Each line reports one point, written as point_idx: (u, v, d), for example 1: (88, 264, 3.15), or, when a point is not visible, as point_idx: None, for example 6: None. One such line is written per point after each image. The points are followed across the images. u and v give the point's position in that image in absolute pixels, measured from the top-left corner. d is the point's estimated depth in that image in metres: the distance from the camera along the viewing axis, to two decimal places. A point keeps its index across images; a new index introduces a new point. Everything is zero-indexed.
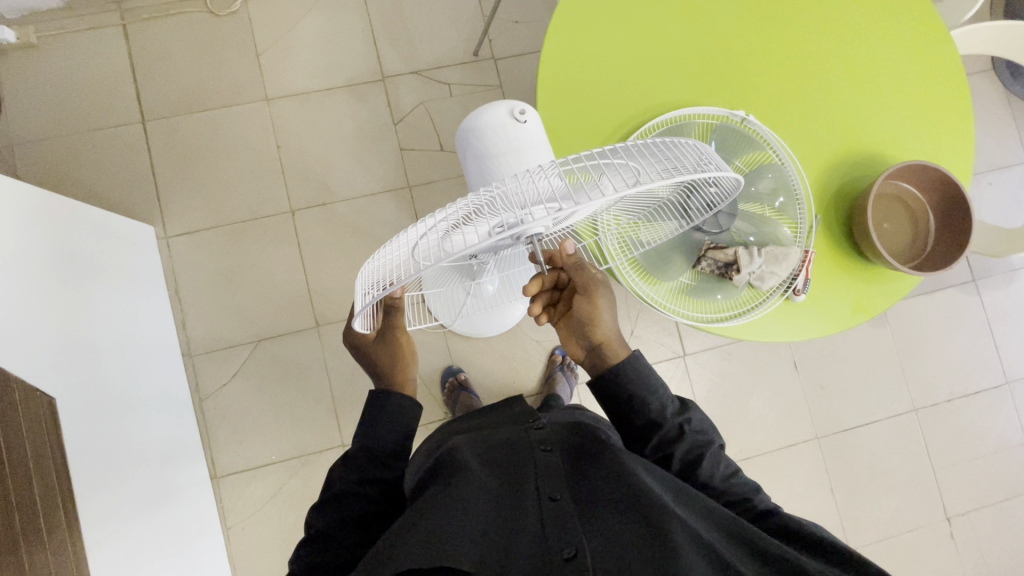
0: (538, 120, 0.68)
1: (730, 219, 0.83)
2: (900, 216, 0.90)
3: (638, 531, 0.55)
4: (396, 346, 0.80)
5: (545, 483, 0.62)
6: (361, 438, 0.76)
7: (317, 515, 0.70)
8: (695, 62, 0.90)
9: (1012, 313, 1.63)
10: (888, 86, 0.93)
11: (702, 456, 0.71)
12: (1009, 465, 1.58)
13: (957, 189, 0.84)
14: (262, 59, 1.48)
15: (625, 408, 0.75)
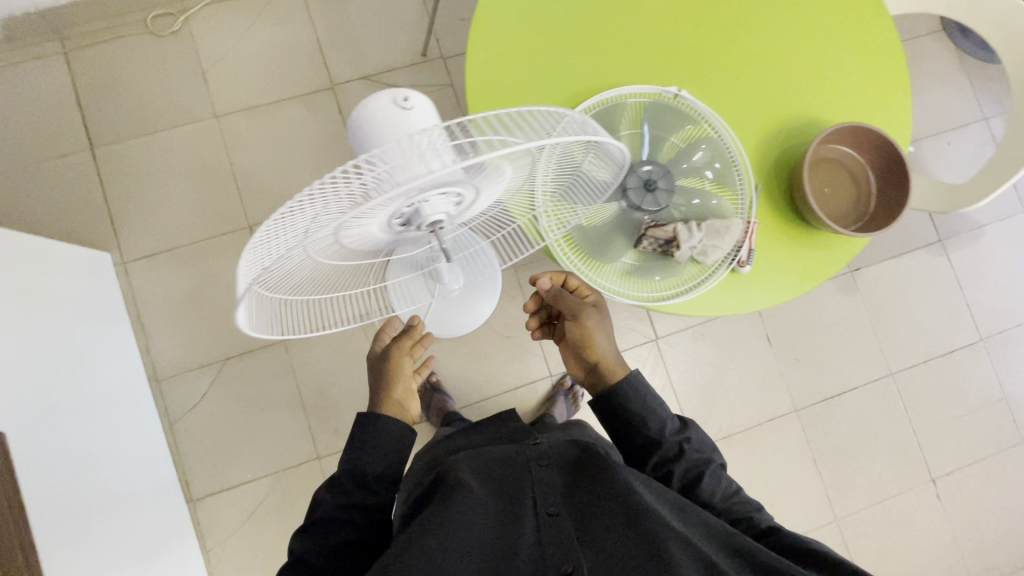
0: (425, 102, 0.51)
1: (669, 197, 0.83)
2: (843, 184, 0.90)
3: (636, 550, 0.61)
4: (398, 360, 0.87)
5: (542, 499, 0.68)
6: (347, 463, 0.78)
7: (303, 539, 0.73)
8: (624, 42, 0.89)
9: (981, 270, 1.63)
10: (822, 50, 0.92)
11: (702, 475, 0.74)
12: (991, 421, 1.58)
13: (903, 163, 0.85)
14: (209, 76, 1.46)
15: (622, 424, 0.78)
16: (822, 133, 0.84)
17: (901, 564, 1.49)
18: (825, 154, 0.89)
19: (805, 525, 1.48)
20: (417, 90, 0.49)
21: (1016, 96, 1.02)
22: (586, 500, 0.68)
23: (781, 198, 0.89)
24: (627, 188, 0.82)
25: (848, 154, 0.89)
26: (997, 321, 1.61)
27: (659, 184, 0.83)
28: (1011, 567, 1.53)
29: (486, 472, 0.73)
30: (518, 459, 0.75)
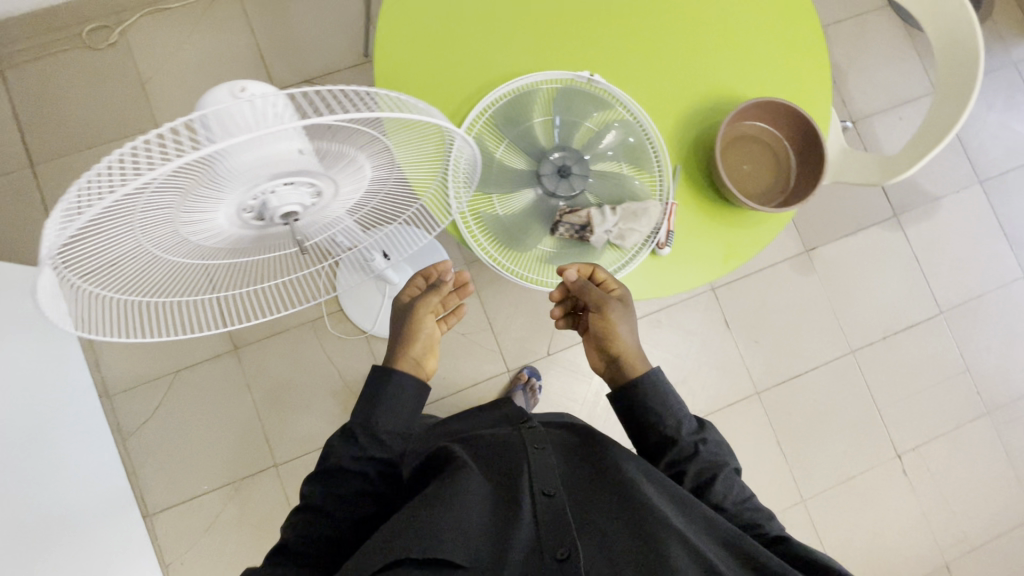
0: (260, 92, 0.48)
1: (583, 181, 0.84)
2: (767, 167, 0.89)
3: (637, 543, 0.62)
4: (419, 322, 0.81)
5: (539, 480, 0.68)
6: (362, 414, 0.74)
7: (313, 488, 0.72)
8: (536, 29, 0.88)
9: (938, 244, 1.62)
10: (739, 25, 0.91)
11: (714, 478, 0.72)
12: (955, 394, 1.57)
13: (823, 148, 0.84)
14: (148, 88, 1.45)
15: (637, 419, 0.76)
16: (745, 103, 0.83)
17: (870, 542, 1.49)
18: (752, 132, 0.88)
19: (774, 508, 1.47)
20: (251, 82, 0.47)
21: (939, 65, 1.02)
22: (586, 494, 0.69)
23: (702, 176, 0.88)
24: (542, 175, 0.84)
25: (776, 136, 0.88)
26: (957, 293, 1.61)
27: (573, 171, 0.84)
28: (981, 538, 1.52)
29: (486, 461, 0.74)
30: (516, 446, 0.75)
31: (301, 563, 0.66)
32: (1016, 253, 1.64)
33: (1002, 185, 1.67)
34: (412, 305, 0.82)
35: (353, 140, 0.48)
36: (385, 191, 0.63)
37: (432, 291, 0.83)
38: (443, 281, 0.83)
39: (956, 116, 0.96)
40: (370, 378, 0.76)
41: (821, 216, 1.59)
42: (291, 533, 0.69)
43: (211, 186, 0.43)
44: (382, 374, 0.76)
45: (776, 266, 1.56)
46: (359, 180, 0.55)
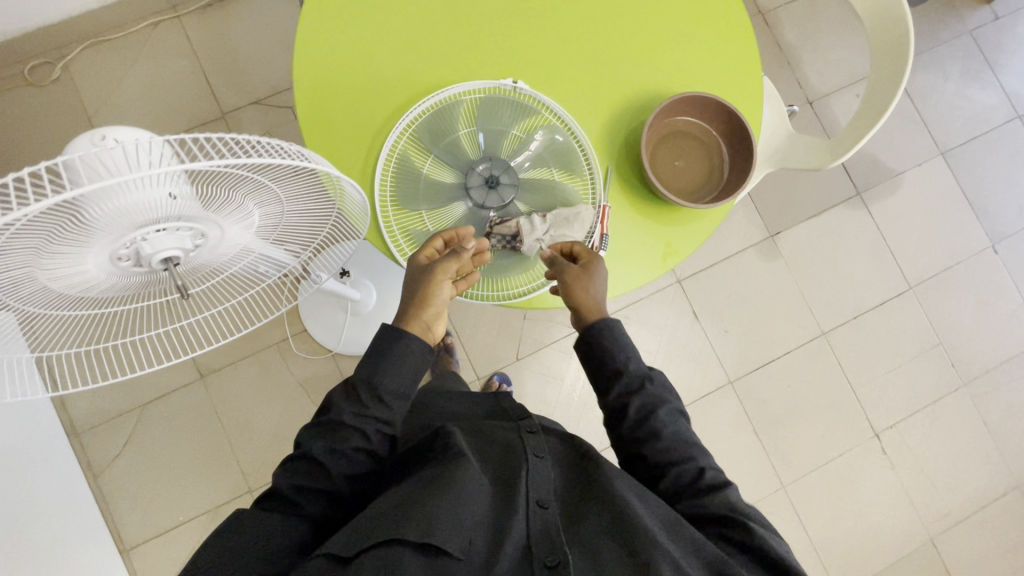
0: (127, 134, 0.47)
1: (512, 191, 0.84)
2: (699, 168, 0.88)
3: (626, 556, 0.61)
4: (436, 287, 0.73)
5: (537, 488, 0.66)
6: (367, 371, 0.70)
7: (311, 438, 0.67)
8: (457, 38, 0.87)
9: (903, 219, 1.61)
10: (661, 21, 0.91)
11: (656, 409, 0.72)
12: (929, 369, 1.57)
13: (752, 160, 0.83)
14: (94, 121, 1.44)
15: (594, 365, 0.76)
16: (681, 94, 0.83)
17: (852, 524, 1.48)
18: (690, 129, 0.87)
19: (754, 497, 1.46)
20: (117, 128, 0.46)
21: (873, 45, 1.01)
22: (582, 505, 0.67)
23: (631, 171, 0.89)
24: (470, 187, 0.84)
25: (715, 140, 0.87)
26: (925, 268, 1.60)
27: (501, 181, 0.84)
28: (964, 512, 1.52)
29: (482, 456, 0.71)
30: (516, 449, 0.71)
31: (296, 516, 0.65)
32: (981, 224, 1.64)
33: (964, 156, 1.66)
34: (430, 267, 0.74)
35: (234, 186, 0.47)
36: (282, 227, 0.60)
37: (452, 256, 0.74)
38: (466, 247, 0.74)
39: (891, 95, 0.95)
40: (379, 338, 0.71)
41: (784, 200, 1.58)
42: (283, 481, 0.66)
43: (66, 237, 0.41)
44: (394, 334, 0.71)
45: (741, 253, 1.55)
46: (247, 223, 0.53)
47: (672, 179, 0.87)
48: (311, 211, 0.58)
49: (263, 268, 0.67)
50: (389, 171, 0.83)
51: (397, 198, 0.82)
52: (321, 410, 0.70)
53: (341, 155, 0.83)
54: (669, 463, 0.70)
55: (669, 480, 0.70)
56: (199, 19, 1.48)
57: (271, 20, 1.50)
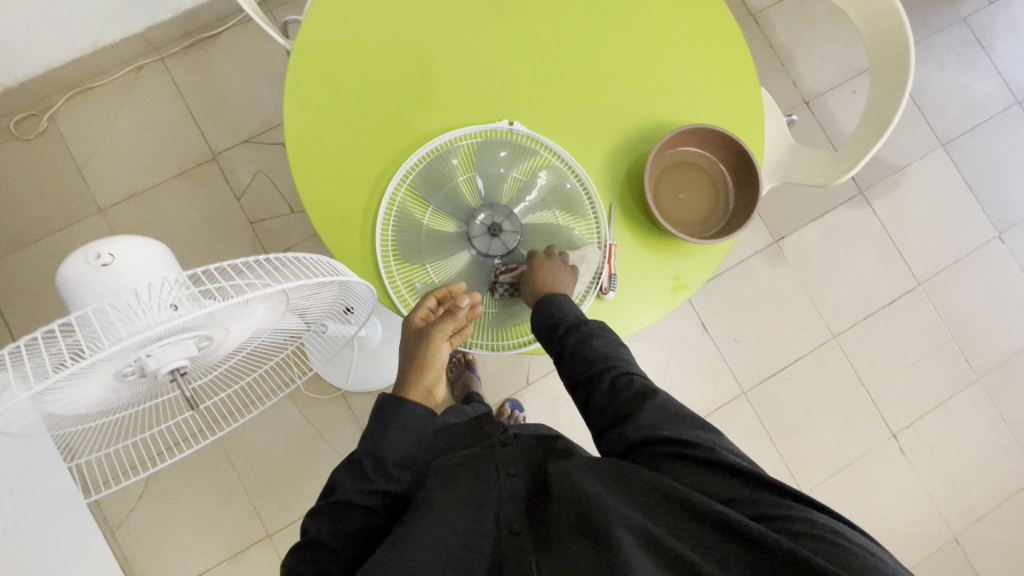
0: (124, 245, 0.47)
1: (517, 236, 0.82)
2: (701, 207, 0.86)
3: (583, 536, 0.54)
4: (434, 348, 0.75)
5: (506, 513, 0.63)
6: (369, 445, 0.69)
7: (316, 520, 0.65)
8: (450, 80, 0.85)
9: (907, 214, 1.60)
10: (655, 48, 0.89)
11: (592, 339, 0.73)
12: (942, 365, 1.55)
13: (752, 211, 0.81)
14: (85, 171, 1.42)
15: (540, 329, 0.77)
16: (690, 125, 0.81)
17: (877, 526, 1.47)
18: (705, 166, 0.86)
19: None
20: (113, 243, 0.46)
21: (871, 54, 0.99)
22: (545, 509, 0.61)
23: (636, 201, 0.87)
24: (472, 236, 0.81)
25: (725, 184, 0.86)
26: (932, 262, 1.58)
27: (504, 227, 0.81)
28: (986, 507, 1.51)
29: (450, 481, 0.66)
30: (485, 467, 0.68)
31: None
32: (987, 214, 1.62)
33: (965, 146, 1.64)
34: (425, 333, 0.74)
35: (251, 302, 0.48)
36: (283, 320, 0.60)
37: (448, 317, 0.74)
38: (459, 308, 0.74)
39: (895, 105, 0.93)
40: (382, 406, 0.72)
41: (786, 203, 1.56)
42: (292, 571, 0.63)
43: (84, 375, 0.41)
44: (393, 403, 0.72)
45: (746, 261, 1.54)
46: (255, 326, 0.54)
47: (681, 210, 0.86)
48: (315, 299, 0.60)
49: (261, 353, 0.69)
50: (389, 226, 0.82)
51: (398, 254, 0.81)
52: (324, 491, 0.69)
53: (340, 211, 0.82)
54: (600, 379, 0.70)
55: (602, 395, 0.69)
56: (184, 59, 1.46)
57: (255, 57, 1.48)
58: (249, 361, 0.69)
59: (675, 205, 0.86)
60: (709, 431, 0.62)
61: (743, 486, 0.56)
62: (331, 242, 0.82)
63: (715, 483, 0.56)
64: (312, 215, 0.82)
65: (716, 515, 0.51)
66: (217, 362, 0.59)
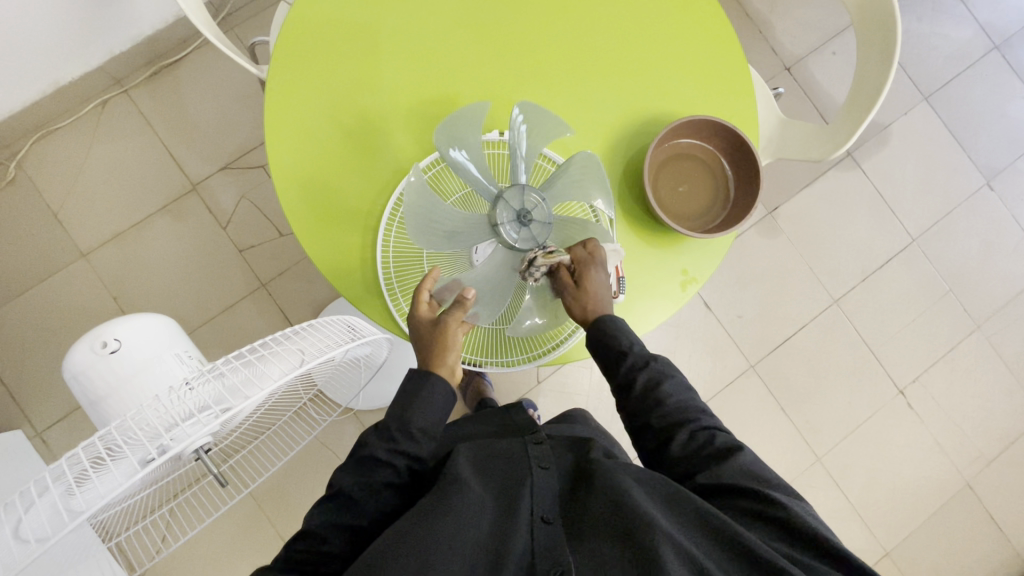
0: (127, 342, 0.67)
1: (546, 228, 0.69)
2: (702, 195, 0.86)
3: (625, 550, 0.55)
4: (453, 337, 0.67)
5: (540, 502, 0.62)
6: (397, 406, 0.66)
7: (343, 475, 0.64)
8: (434, 94, 0.82)
9: (897, 172, 1.60)
10: (640, 42, 0.87)
11: (663, 380, 0.72)
12: (942, 317, 1.57)
13: (756, 197, 0.82)
14: (63, 216, 1.37)
15: (603, 357, 0.74)
16: (655, 143, 0.81)
17: (890, 481, 1.51)
18: (690, 151, 0.86)
19: (791, 474, 1.48)
20: (116, 336, 0.66)
21: (857, 20, 0.98)
22: (582, 501, 0.63)
23: (635, 197, 0.86)
24: (499, 223, 0.68)
25: (706, 152, 0.86)
26: (925, 218, 1.59)
27: (535, 214, 0.69)
28: (994, 451, 1.55)
29: (485, 470, 0.67)
30: (520, 463, 0.67)
31: (324, 554, 0.60)
32: (974, 163, 1.62)
33: (948, 97, 1.63)
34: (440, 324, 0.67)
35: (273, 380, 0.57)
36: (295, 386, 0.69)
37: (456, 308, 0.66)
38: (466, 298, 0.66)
39: (885, 74, 0.92)
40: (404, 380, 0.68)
41: (778, 174, 1.55)
42: (315, 518, 0.62)
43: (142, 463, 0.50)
44: (420, 378, 0.67)
45: (742, 236, 1.53)
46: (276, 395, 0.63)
47: (691, 200, 0.86)
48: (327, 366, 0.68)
49: (276, 410, 0.78)
50: (389, 251, 0.80)
51: (410, 233, 0.65)
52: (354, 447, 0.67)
53: (336, 238, 0.80)
54: (677, 427, 0.69)
55: (679, 444, 0.68)
56: (149, 90, 1.41)
57: (222, 79, 1.43)
58: (265, 416, 0.78)
59: (687, 201, 0.85)
60: (788, 493, 0.63)
61: (813, 553, 0.56)
62: (330, 271, 0.79)
63: (787, 544, 0.57)
64: (307, 246, 0.79)
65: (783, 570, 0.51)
66: (240, 427, 0.68)
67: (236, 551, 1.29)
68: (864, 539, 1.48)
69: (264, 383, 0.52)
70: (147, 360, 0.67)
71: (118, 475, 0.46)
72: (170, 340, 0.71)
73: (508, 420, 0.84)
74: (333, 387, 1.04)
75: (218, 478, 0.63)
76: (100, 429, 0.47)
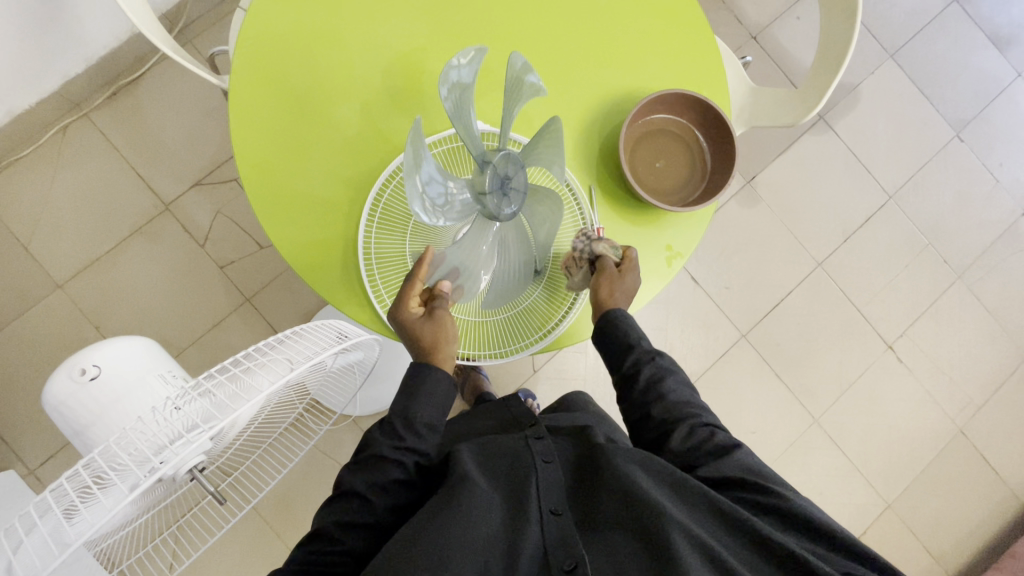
0: (106, 368, 0.65)
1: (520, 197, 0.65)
2: (679, 169, 0.86)
3: (639, 545, 0.56)
4: (447, 323, 0.68)
5: (547, 495, 0.62)
6: (402, 402, 0.66)
7: (350, 475, 0.63)
8: (402, 87, 0.80)
9: (869, 130, 1.61)
10: (605, 17, 0.86)
11: (668, 376, 0.73)
12: (923, 270, 1.60)
13: (733, 165, 0.83)
14: (33, 248, 1.33)
15: (609, 349, 0.75)
16: (627, 123, 0.81)
17: (886, 435, 1.54)
18: (662, 126, 0.86)
19: (790, 437, 1.50)
20: (92, 363, 0.65)
21: None
22: (589, 492, 0.63)
23: (614, 176, 0.86)
24: (484, 191, 0.62)
25: (677, 126, 0.86)
26: (899, 173, 1.61)
27: (515, 182, 0.64)
28: (984, 396, 1.59)
29: (489, 467, 0.66)
30: (524, 458, 0.66)
31: (338, 554, 0.60)
32: (942, 116, 1.64)
33: (913, 53, 1.65)
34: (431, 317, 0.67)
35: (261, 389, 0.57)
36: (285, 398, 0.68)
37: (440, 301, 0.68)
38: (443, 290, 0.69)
39: (849, 30, 0.93)
40: (407, 373, 0.67)
41: (752, 143, 1.56)
42: (327, 518, 0.61)
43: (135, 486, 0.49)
44: (418, 371, 0.67)
45: (722, 208, 1.54)
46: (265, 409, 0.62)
47: (670, 175, 0.86)
48: (315, 375, 0.68)
49: (267, 424, 0.78)
50: (371, 252, 0.79)
51: (407, 185, 0.54)
52: (359, 447, 0.66)
53: (314, 242, 0.79)
54: (679, 421, 0.69)
55: (679, 439, 0.68)
56: (110, 112, 1.37)
57: (185, 94, 1.40)
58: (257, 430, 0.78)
59: (665, 177, 0.86)
60: (789, 488, 0.65)
61: (815, 543, 0.59)
62: (312, 275, 0.78)
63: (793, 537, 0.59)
64: (287, 252, 0.78)
65: (799, 558, 0.54)
66: (230, 444, 0.67)
67: (245, 566, 1.28)
68: (866, 494, 1.51)
69: (253, 390, 0.52)
70: (130, 383, 0.66)
71: (114, 496, 0.46)
72: (152, 362, 0.70)
73: (508, 413, 0.83)
74: (327, 396, 1.03)
75: (215, 497, 0.63)
76: (84, 457, 0.46)
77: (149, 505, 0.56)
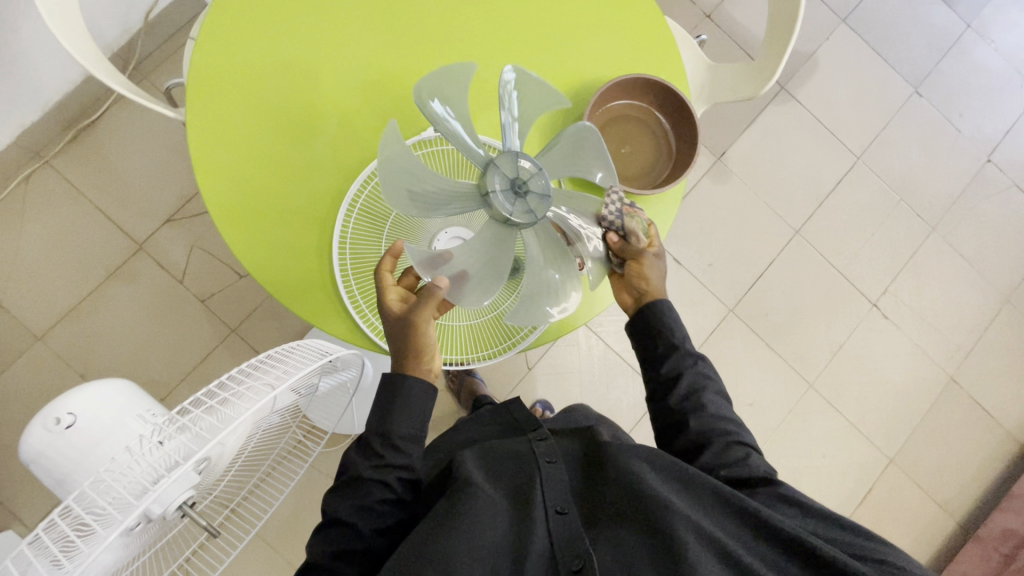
0: (83, 415, 0.64)
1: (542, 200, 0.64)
2: (645, 150, 0.88)
3: (644, 534, 0.57)
4: (422, 331, 0.66)
5: (552, 494, 0.62)
6: (379, 416, 0.65)
7: (334, 500, 0.62)
8: (363, 99, 0.80)
9: (830, 95, 1.64)
10: (556, 11, 0.86)
11: (708, 385, 0.73)
12: (898, 226, 1.62)
13: (695, 138, 0.85)
14: (6, 303, 1.31)
15: (648, 347, 0.76)
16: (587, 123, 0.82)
17: (880, 392, 1.56)
18: (621, 111, 0.86)
19: (788, 405, 1.52)
20: (68, 411, 0.64)
21: None
22: (596, 489, 0.64)
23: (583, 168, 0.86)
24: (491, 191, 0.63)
25: (635, 108, 0.86)
26: (864, 133, 1.64)
27: (530, 185, 0.64)
28: (970, 343, 1.62)
29: (493, 470, 0.66)
30: (527, 461, 0.66)
31: None
32: (899, 73, 1.67)
33: (864, 15, 1.67)
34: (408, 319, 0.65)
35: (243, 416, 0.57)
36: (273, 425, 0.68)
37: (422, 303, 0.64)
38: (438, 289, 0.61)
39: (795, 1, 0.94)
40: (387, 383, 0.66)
41: (718, 120, 1.57)
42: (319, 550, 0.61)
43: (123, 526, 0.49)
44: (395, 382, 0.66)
45: (695, 186, 1.55)
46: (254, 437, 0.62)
47: (638, 158, 0.88)
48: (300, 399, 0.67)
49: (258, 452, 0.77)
50: (348, 269, 0.79)
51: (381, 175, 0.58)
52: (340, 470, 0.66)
53: (289, 262, 0.78)
54: (717, 433, 0.70)
55: (711, 454, 0.68)
56: (71, 157, 1.35)
57: (146, 131, 1.38)
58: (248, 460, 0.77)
59: (634, 162, 0.87)
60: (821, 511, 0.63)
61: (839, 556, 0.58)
62: (292, 297, 0.78)
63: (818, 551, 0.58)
64: (263, 276, 0.78)
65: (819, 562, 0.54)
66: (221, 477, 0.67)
67: None
68: (868, 451, 1.53)
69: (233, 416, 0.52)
70: (110, 426, 0.65)
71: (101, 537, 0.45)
72: (132, 402, 0.69)
73: (507, 418, 0.83)
74: (321, 418, 1.02)
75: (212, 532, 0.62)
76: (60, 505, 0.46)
77: (143, 546, 0.56)
